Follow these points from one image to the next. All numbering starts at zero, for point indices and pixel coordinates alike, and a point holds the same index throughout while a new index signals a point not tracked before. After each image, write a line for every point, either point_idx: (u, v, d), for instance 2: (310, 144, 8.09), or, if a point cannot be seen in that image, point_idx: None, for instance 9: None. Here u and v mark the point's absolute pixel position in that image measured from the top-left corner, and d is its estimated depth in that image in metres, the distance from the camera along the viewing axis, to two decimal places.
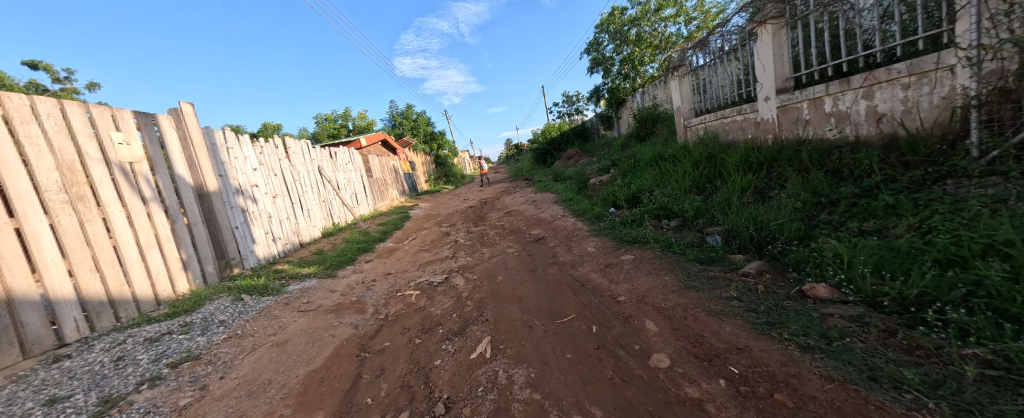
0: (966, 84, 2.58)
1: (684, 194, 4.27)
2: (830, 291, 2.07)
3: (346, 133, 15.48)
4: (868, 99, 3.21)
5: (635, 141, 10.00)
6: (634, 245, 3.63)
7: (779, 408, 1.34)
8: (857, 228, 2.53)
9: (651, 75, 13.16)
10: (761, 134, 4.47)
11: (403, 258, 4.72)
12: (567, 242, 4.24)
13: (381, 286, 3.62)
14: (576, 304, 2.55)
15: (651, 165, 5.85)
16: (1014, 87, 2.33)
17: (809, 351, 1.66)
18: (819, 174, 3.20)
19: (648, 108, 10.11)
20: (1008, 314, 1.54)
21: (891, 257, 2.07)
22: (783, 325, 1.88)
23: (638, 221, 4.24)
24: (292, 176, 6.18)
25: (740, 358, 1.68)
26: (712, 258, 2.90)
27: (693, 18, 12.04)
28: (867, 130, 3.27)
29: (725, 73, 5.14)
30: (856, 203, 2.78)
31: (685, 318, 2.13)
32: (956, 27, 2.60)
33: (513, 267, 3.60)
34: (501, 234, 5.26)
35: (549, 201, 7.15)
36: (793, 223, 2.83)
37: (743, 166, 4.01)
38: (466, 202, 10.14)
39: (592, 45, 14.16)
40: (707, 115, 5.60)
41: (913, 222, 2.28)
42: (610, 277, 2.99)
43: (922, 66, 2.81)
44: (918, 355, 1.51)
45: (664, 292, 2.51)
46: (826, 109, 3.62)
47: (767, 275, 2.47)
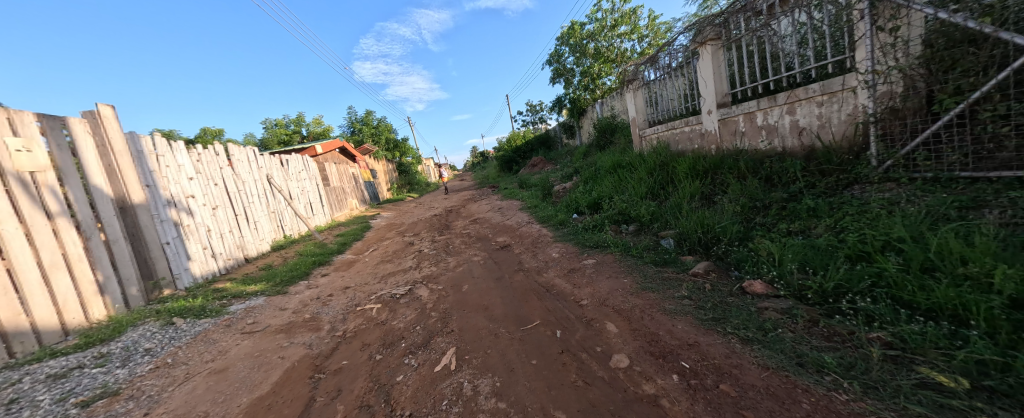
0: (865, 104, 2.99)
1: (641, 200, 4.52)
2: (765, 287, 2.29)
3: (299, 140, 14.59)
4: (792, 115, 3.63)
5: (595, 149, 10.43)
6: (596, 249, 3.76)
7: (724, 397, 1.45)
8: (786, 229, 2.83)
9: (610, 88, 13.86)
10: (705, 144, 4.87)
11: (363, 270, 4.50)
12: (533, 248, 4.29)
13: (339, 301, 3.42)
14: (541, 310, 2.59)
15: (611, 172, 6.13)
16: (900, 107, 2.77)
17: (749, 343, 1.81)
18: (754, 181, 3.55)
19: (607, 119, 10.61)
20: (902, 301, 1.80)
21: (813, 254, 2.34)
22: (727, 320, 2.05)
23: (599, 226, 4.41)
24: (236, 186, 5.69)
25: (691, 354, 1.80)
26: (666, 260, 3.09)
27: (645, 36, 12.91)
28: (791, 141, 3.68)
29: (673, 87, 5.56)
30: (785, 206, 3.12)
31: (642, 318, 2.25)
32: (857, 55, 3.01)
33: (479, 276, 3.57)
34: (467, 242, 5.20)
35: (515, 208, 7.21)
36: (734, 225, 3.10)
37: (692, 174, 4.33)
38: (431, 210, 9.93)
39: (554, 57, 14.67)
40: (659, 126, 6.00)
41: (830, 222, 2.59)
42: (574, 281, 3.08)
43: (832, 87, 3.21)
44: (835, 340, 1.71)
45: (624, 294, 2.63)
46: (758, 123, 4.04)
47: (714, 274, 2.67)
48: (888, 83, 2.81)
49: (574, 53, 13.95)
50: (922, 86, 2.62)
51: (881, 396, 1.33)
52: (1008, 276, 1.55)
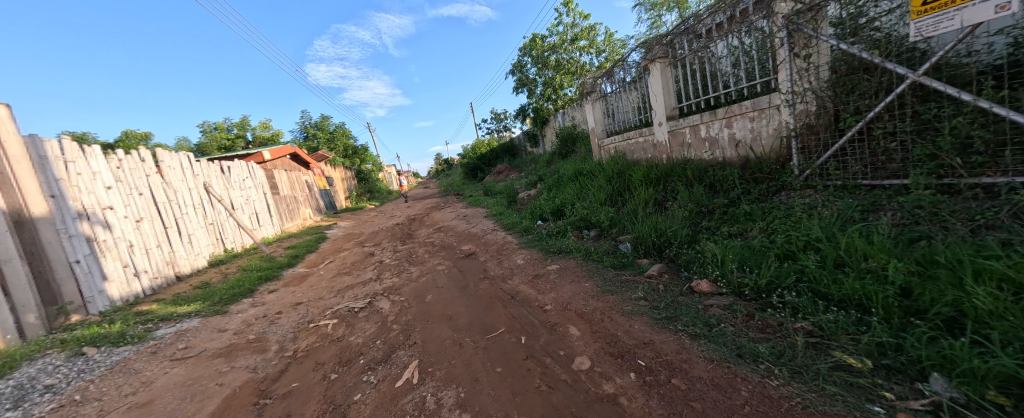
0: (787, 120, 3.37)
1: (601, 206, 4.72)
2: (709, 286, 2.48)
3: (244, 145, 13.48)
4: (730, 128, 4.01)
5: (558, 158, 10.74)
6: (560, 255, 3.86)
7: (676, 391, 1.55)
8: (727, 232, 3.10)
9: (571, 98, 14.35)
10: (658, 154, 5.23)
11: (317, 284, 4.21)
12: (498, 256, 4.30)
13: (289, 318, 3.18)
14: (505, 317, 2.60)
15: (572, 180, 6.35)
16: (814, 123, 3.18)
17: (697, 338, 1.96)
18: (700, 188, 3.86)
19: (569, 129, 10.98)
20: (820, 293, 2.05)
21: (749, 254, 2.58)
22: (677, 318, 2.19)
23: (562, 232, 4.53)
24: (165, 195, 5.11)
25: (646, 352, 1.90)
26: (623, 263, 3.25)
27: (603, 51, 13.61)
28: (730, 152, 4.07)
29: (628, 100, 5.92)
30: (726, 211, 3.43)
31: (602, 320, 2.34)
32: (779, 76, 3.40)
33: (443, 285, 3.50)
34: (430, 251, 5.08)
35: (481, 216, 7.19)
36: (683, 229, 3.34)
37: (646, 181, 4.61)
38: (393, 219, 9.58)
39: (517, 67, 14.99)
40: (616, 137, 6.33)
41: (763, 225, 2.89)
42: (538, 287, 3.13)
43: (761, 104, 3.60)
44: (768, 331, 1.90)
45: (586, 297, 2.72)
46: (702, 135, 4.42)
47: (666, 276, 2.85)
48: (804, 103, 3.21)
49: (536, 64, 14.31)
50: (831, 106, 3.04)
51: (804, 380, 1.49)
52: (898, 270, 1.82)
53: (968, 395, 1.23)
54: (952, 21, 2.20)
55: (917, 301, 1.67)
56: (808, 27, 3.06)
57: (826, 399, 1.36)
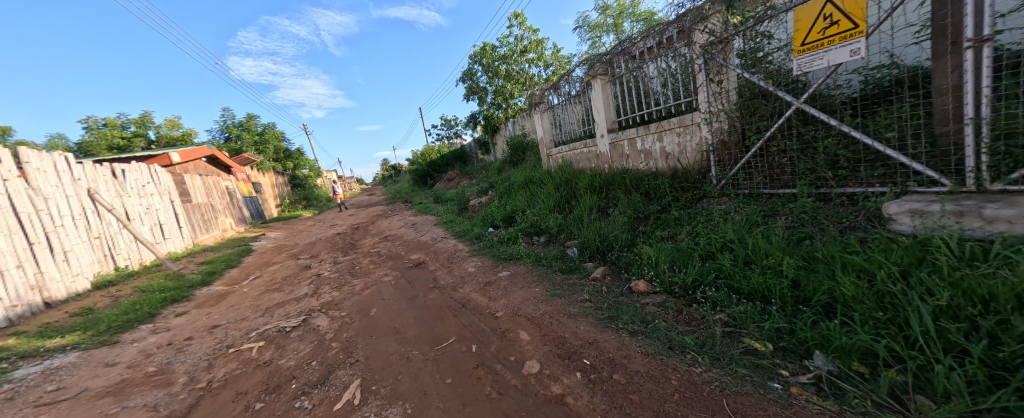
0: (706, 136, 3.83)
1: (550, 213, 4.89)
2: (646, 285, 2.68)
3: (145, 145, 11.54)
4: (661, 141, 4.45)
5: (509, 165, 10.93)
6: (510, 261, 3.90)
7: (616, 385, 1.65)
8: (660, 235, 3.41)
9: (521, 108, 14.69)
10: (601, 163, 5.59)
11: (240, 303, 3.73)
12: (448, 264, 4.21)
13: (203, 344, 2.76)
14: (455, 327, 2.55)
15: (523, 187, 6.50)
16: (727, 140, 3.65)
17: (635, 334, 2.11)
18: (637, 196, 4.20)
19: (518, 137, 11.22)
20: (733, 287, 2.34)
21: (677, 255, 2.87)
22: (618, 317, 2.34)
23: (513, 238, 4.60)
24: (31, 204, 4.16)
25: (591, 351, 2.00)
26: (571, 267, 3.39)
27: (550, 64, 14.21)
28: (661, 163, 4.50)
29: (573, 113, 6.26)
30: (659, 217, 3.76)
31: (550, 323, 2.41)
32: (698, 98, 3.85)
33: (389, 297, 3.32)
34: (375, 261, 4.81)
35: (430, 224, 6.99)
36: (623, 233, 3.59)
37: (591, 189, 4.88)
38: (333, 228, 8.89)
39: (467, 74, 15.02)
40: (563, 146, 6.64)
41: (689, 229, 3.22)
42: (489, 294, 3.12)
43: (685, 121, 4.05)
44: (693, 324, 2.11)
45: (535, 302, 2.78)
46: (638, 147, 4.83)
47: (608, 278, 3.03)
48: (719, 121, 3.68)
49: (487, 72, 14.43)
50: (739, 125, 3.52)
51: (721, 365, 1.69)
52: (789, 265, 2.16)
53: (840, 367, 1.49)
54: (822, 60, 2.71)
55: (803, 291, 1.99)
56: (719, 57, 3.53)
57: (738, 381, 1.55)
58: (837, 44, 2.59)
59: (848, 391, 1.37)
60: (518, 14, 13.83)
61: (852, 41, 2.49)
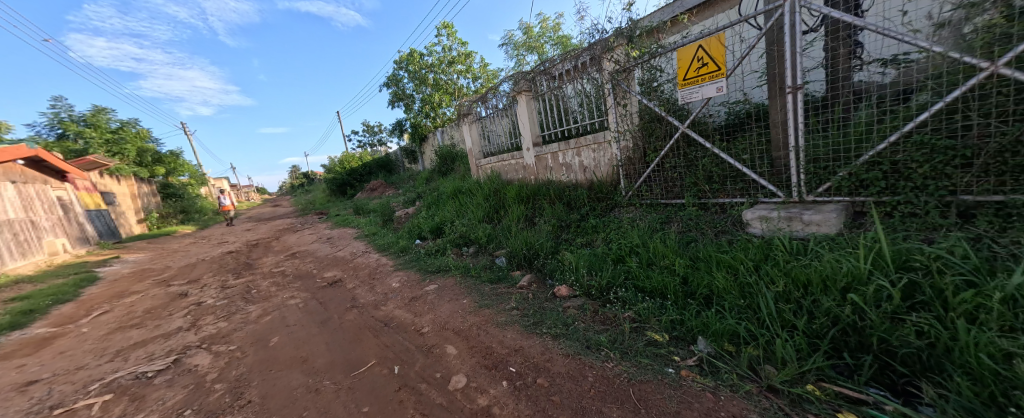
0: (615, 152, 4.29)
1: (479, 223, 4.91)
2: (567, 290, 2.85)
3: None
4: (579, 156, 4.85)
5: (438, 175, 10.71)
6: (438, 274, 3.78)
7: (540, 389, 1.71)
8: (580, 242, 3.68)
9: (449, 118, 14.56)
10: (528, 175, 5.86)
11: (74, 349, 2.87)
12: (369, 281, 3.89)
13: (9, 408, 2.04)
14: (376, 348, 2.35)
15: (452, 197, 6.42)
16: (632, 156, 4.14)
17: (557, 337, 2.22)
18: (560, 206, 4.48)
19: (447, 147, 11.06)
20: (639, 287, 2.63)
21: (593, 259, 3.13)
22: (542, 322, 2.44)
23: (441, 250, 4.48)
24: None
25: (517, 358, 2.04)
26: (499, 277, 3.43)
27: (479, 77, 14.48)
28: (580, 176, 4.90)
29: (500, 125, 6.45)
30: (579, 225, 4.07)
31: (478, 334, 2.39)
32: (608, 118, 4.31)
33: (296, 323, 2.92)
34: (279, 283, 4.19)
35: (349, 237, 6.40)
36: (547, 242, 3.78)
37: (518, 199, 5.06)
38: (224, 246, 7.52)
39: (392, 80, 14.38)
40: (492, 158, 6.77)
41: (604, 236, 3.55)
42: (414, 310, 2.97)
43: (599, 139, 4.49)
44: (606, 322, 2.31)
45: (463, 314, 2.74)
46: (559, 161, 5.19)
47: (534, 285, 3.15)
48: (625, 140, 4.16)
49: (414, 80, 14.00)
50: (641, 144, 4.04)
51: (629, 358, 1.88)
52: (680, 265, 2.53)
53: (716, 349, 1.79)
54: (698, 94, 3.29)
55: (690, 286, 2.35)
56: (623, 84, 4.03)
57: (642, 370, 1.74)
58: (707, 82, 3.18)
59: (721, 368, 1.65)
60: (446, 25, 13.79)
61: (717, 80, 3.10)
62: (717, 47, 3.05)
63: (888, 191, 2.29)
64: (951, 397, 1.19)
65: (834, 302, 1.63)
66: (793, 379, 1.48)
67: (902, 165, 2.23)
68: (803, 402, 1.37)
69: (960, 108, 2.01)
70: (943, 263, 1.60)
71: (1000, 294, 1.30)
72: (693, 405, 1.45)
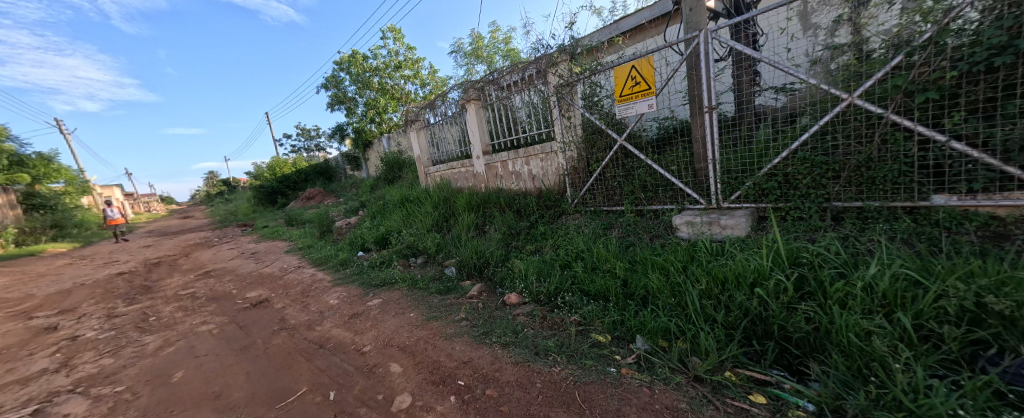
0: (561, 162, 4.48)
1: (427, 233, 4.75)
2: (517, 297, 2.86)
3: None
4: (528, 165, 4.97)
5: (383, 183, 10.21)
6: (382, 288, 3.56)
7: (489, 400, 1.68)
8: (529, 249, 3.74)
9: (396, 124, 14.02)
10: (478, 183, 5.85)
11: None
12: (303, 299, 3.53)
13: None
14: (308, 373, 2.12)
15: (398, 206, 6.15)
16: (576, 166, 4.35)
17: (506, 345, 2.21)
18: (510, 214, 4.53)
19: (394, 154, 10.60)
20: (584, 291, 2.74)
21: (542, 266, 3.20)
22: (492, 331, 2.42)
23: (386, 262, 4.24)
24: None
25: (465, 371, 1.98)
26: (448, 287, 3.33)
27: (427, 84, 14.21)
28: (529, 184, 5.02)
29: (450, 133, 6.37)
30: (528, 232, 4.15)
31: (425, 349, 2.29)
32: (554, 129, 4.49)
33: (209, 352, 2.53)
34: (187, 307, 3.61)
35: (280, 251, 5.76)
36: (498, 250, 3.78)
37: (469, 207, 5.01)
38: (115, 266, 6.30)
39: (332, 81, 13.48)
40: (441, 165, 6.64)
41: (552, 243, 3.66)
42: (354, 328, 2.75)
43: (546, 149, 4.65)
44: (554, 327, 2.37)
45: (409, 329, 2.61)
46: (509, 169, 5.27)
47: (484, 294, 3.12)
48: (570, 150, 4.36)
49: (357, 83, 13.27)
50: (585, 154, 4.26)
51: (574, 360, 1.94)
52: (620, 268, 2.69)
53: (652, 346, 1.92)
54: (632, 109, 3.58)
55: (630, 288, 2.51)
56: (567, 97, 4.23)
57: (587, 372, 1.81)
58: (640, 99, 3.48)
59: (656, 363, 1.78)
60: (392, 29, 13.35)
61: (648, 98, 3.41)
62: (647, 68, 3.36)
63: (782, 199, 2.69)
64: (831, 371, 1.42)
65: (744, 297, 1.85)
66: (714, 368, 1.65)
67: (791, 176, 2.64)
68: (723, 389, 1.53)
69: (830, 130, 2.45)
70: (823, 259, 1.91)
71: (861, 283, 1.59)
72: (631, 400, 1.54)
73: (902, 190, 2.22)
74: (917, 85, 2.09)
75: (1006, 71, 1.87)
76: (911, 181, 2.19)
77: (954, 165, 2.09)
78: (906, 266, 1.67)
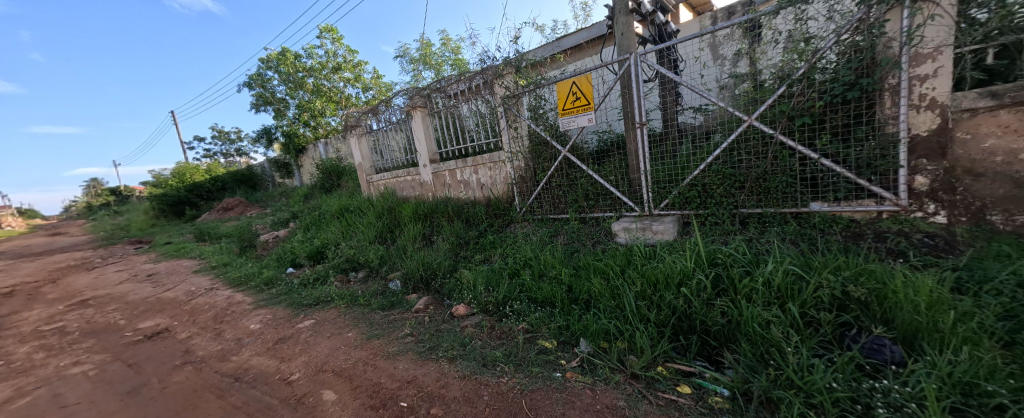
0: (509, 171, 4.54)
1: (369, 245, 4.47)
2: (465, 308, 2.80)
3: None
4: (476, 174, 4.95)
5: (320, 192, 9.42)
6: (316, 307, 3.24)
7: None
8: (478, 258, 3.70)
9: (335, 128, 13.11)
10: (425, 192, 5.68)
11: None
12: (216, 325, 3.06)
13: None
14: (219, 412, 1.83)
15: (337, 217, 5.71)
16: (524, 175, 4.44)
17: (453, 360, 2.14)
18: (459, 223, 4.46)
19: (332, 161, 9.86)
20: (532, 298, 2.78)
21: (491, 275, 3.18)
22: (438, 346, 2.33)
23: (322, 278, 3.88)
24: None
25: (408, 390, 1.87)
26: (393, 302, 3.15)
27: (370, 88, 13.53)
28: (477, 193, 5.01)
29: (395, 141, 6.11)
30: (477, 241, 4.12)
31: (364, 371, 2.12)
32: (502, 139, 4.55)
33: (81, 400, 2.05)
34: (52, 345, 2.91)
35: (187, 271, 4.95)
36: (446, 260, 3.68)
37: (415, 217, 4.83)
38: None
39: (258, 80, 12.18)
40: (385, 173, 6.34)
41: (501, 252, 3.66)
42: (281, 354, 2.45)
43: (494, 158, 4.68)
44: (502, 336, 2.36)
45: (346, 350, 2.40)
46: (457, 178, 5.20)
47: (431, 307, 3.00)
48: (517, 160, 4.45)
49: (288, 83, 12.15)
50: (532, 164, 4.37)
51: (522, 369, 1.94)
52: (565, 274, 2.79)
53: (594, 348, 2.01)
54: (574, 122, 3.78)
55: (574, 293, 2.60)
56: (513, 108, 4.33)
57: (534, 379, 1.82)
58: (580, 113, 3.70)
59: (598, 365, 1.86)
60: (330, 29, 12.54)
61: (588, 113, 3.63)
62: (586, 85, 3.59)
63: (702, 206, 3.03)
64: (741, 359, 1.62)
65: (672, 296, 2.03)
66: (648, 364, 1.78)
67: (708, 186, 2.99)
68: (655, 383, 1.65)
69: (737, 146, 2.83)
70: (733, 258, 2.18)
71: (762, 278, 1.84)
72: (575, 404, 1.59)
73: (790, 198, 2.64)
74: (797, 111, 2.52)
75: (856, 103, 2.34)
76: (796, 190, 2.62)
77: (824, 177, 2.54)
78: (794, 262, 1.98)
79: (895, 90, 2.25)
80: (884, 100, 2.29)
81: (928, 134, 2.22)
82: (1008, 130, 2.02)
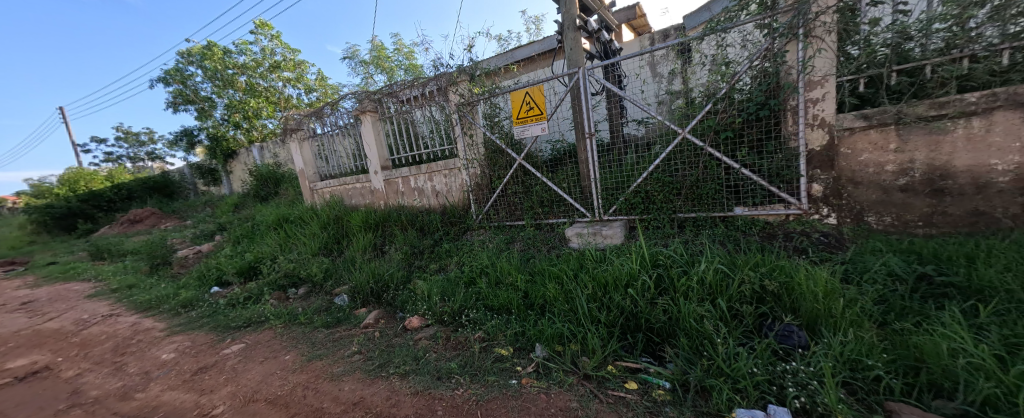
0: (465, 178, 4.51)
1: (312, 257, 4.13)
2: (419, 320, 2.69)
3: None
4: (431, 181, 4.84)
5: (253, 201, 8.53)
6: (247, 329, 2.91)
7: None
8: (434, 267, 3.58)
9: (273, 131, 12.09)
10: (376, 200, 5.42)
11: None
12: (116, 358, 2.59)
13: None
14: None
15: (274, 228, 5.21)
16: (479, 182, 4.42)
17: (405, 375, 2.04)
18: (412, 232, 4.30)
19: (268, 167, 8.99)
20: (488, 306, 2.76)
21: (447, 284, 3.10)
22: (389, 362, 2.20)
23: (255, 296, 3.49)
24: None
25: (355, 413, 1.74)
26: (339, 318, 2.93)
27: (314, 89, 12.65)
28: (432, 201, 4.89)
29: (342, 146, 5.76)
30: (432, 250, 4.00)
31: (303, 397, 1.93)
32: (456, 146, 4.51)
33: None
34: None
35: (77, 297, 4.14)
36: (398, 271, 3.52)
37: (365, 226, 4.57)
38: None
39: (177, 75, 10.78)
40: (332, 181, 5.95)
41: (457, 260, 3.60)
42: (201, 385, 2.15)
43: (449, 165, 4.62)
44: (458, 347, 2.30)
45: (283, 375, 2.18)
46: (411, 185, 5.03)
47: (382, 321, 2.84)
48: (472, 167, 4.43)
49: (215, 80, 10.91)
50: (487, 171, 4.36)
51: (478, 379, 1.91)
52: (521, 281, 2.81)
53: (549, 352, 2.04)
54: (528, 131, 3.87)
55: (530, 299, 2.63)
56: (468, 116, 4.32)
57: (489, 389, 1.80)
58: (534, 122, 3.80)
59: (552, 368, 1.89)
60: (265, 24, 11.53)
61: (540, 122, 3.75)
62: (539, 95, 3.70)
63: (646, 211, 3.25)
64: (680, 352, 1.75)
65: (620, 297, 2.14)
66: (599, 364, 1.85)
67: (650, 193, 3.22)
68: (605, 382, 1.72)
69: (674, 156, 3.09)
70: (673, 259, 2.36)
71: (696, 277, 2.02)
72: (530, 409, 1.59)
73: (719, 203, 2.94)
74: (721, 126, 2.83)
75: (766, 121, 2.70)
76: (723, 196, 2.93)
77: (745, 185, 2.87)
78: (722, 261, 2.19)
79: (795, 111, 2.63)
80: (787, 119, 2.67)
81: (821, 149, 2.61)
82: (877, 147, 2.47)
